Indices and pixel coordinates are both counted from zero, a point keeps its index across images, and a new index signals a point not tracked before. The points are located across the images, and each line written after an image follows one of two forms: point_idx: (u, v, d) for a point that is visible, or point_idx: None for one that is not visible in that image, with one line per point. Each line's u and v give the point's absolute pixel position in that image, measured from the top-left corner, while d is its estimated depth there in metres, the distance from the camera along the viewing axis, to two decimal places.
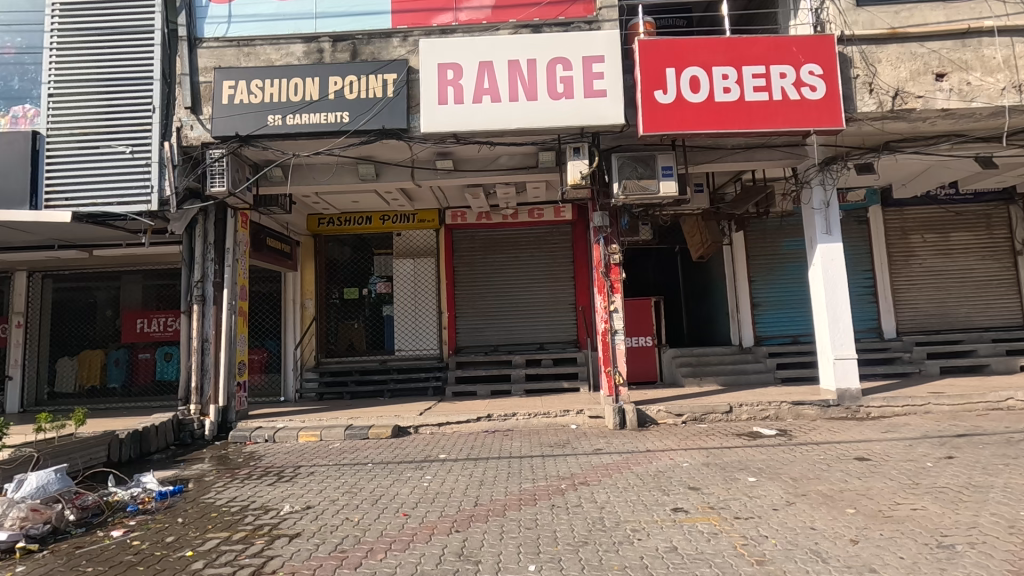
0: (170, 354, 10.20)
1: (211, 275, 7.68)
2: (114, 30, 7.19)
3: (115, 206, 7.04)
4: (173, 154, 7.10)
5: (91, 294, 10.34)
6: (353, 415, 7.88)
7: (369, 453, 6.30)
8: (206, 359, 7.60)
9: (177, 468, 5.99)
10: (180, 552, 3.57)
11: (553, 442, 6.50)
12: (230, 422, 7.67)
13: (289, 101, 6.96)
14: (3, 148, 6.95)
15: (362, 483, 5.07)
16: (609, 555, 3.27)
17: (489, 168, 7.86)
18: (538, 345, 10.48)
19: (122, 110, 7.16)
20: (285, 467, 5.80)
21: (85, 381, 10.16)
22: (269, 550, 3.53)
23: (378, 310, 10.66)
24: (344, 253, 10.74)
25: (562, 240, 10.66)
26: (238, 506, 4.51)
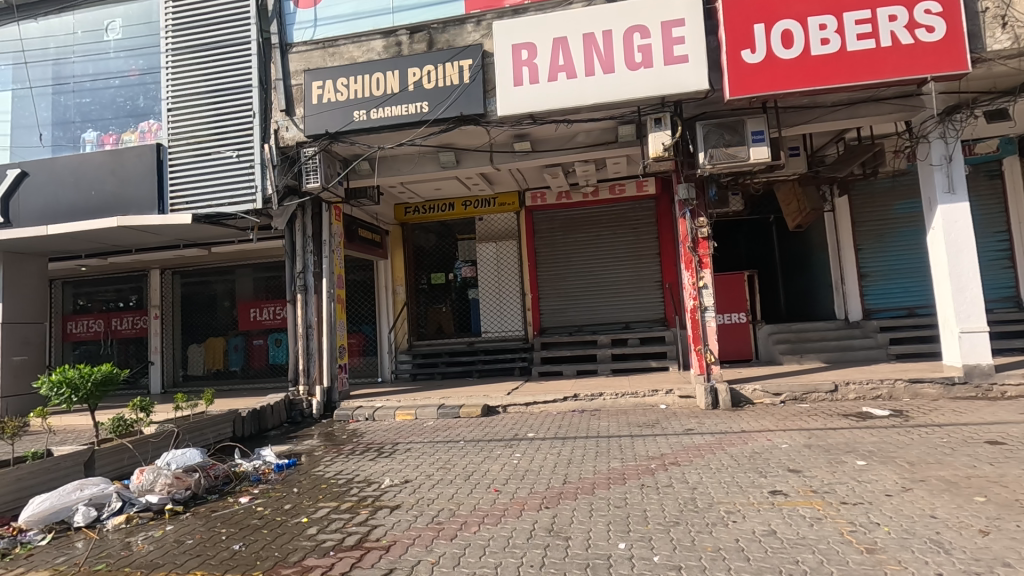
0: (279, 340, 11.15)
1: (311, 266, 8.27)
2: (217, 45, 7.83)
3: (226, 207, 7.73)
4: (273, 155, 7.66)
5: (211, 287, 11.50)
6: (444, 395, 8.22)
7: (461, 431, 6.54)
8: (311, 344, 8.23)
9: (291, 443, 6.57)
10: (297, 518, 3.94)
11: (642, 422, 6.40)
12: (334, 402, 8.23)
13: (373, 96, 7.25)
14: (135, 161, 7.88)
15: (455, 459, 5.30)
16: (702, 536, 3.19)
17: (567, 147, 7.75)
18: (624, 325, 10.32)
19: (227, 117, 7.80)
20: (384, 444, 6.19)
21: (211, 365, 11.42)
22: (373, 520, 3.81)
23: (464, 294, 10.97)
24: (430, 239, 11.10)
25: (644, 216, 10.35)
26: (344, 479, 4.89)
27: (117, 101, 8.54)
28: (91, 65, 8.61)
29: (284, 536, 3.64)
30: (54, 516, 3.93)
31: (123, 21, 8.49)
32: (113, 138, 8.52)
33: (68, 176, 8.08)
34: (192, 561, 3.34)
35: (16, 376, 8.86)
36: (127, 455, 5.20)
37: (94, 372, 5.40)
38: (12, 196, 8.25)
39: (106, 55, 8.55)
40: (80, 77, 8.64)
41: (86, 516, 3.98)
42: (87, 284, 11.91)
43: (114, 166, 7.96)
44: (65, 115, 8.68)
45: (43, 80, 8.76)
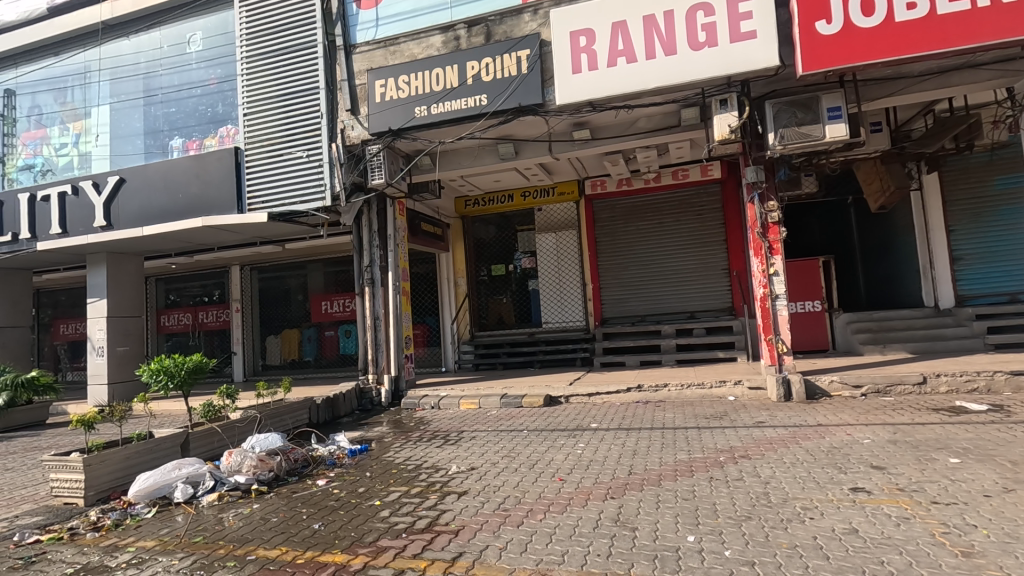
0: (349, 332, 11.64)
1: (377, 260, 8.57)
2: (287, 51, 8.22)
3: (298, 205, 8.11)
4: (340, 154, 7.96)
5: (285, 282, 12.15)
6: (506, 385, 8.33)
7: (524, 420, 6.61)
8: (379, 335, 8.56)
9: (363, 429, 6.88)
10: (371, 501, 4.13)
11: (709, 414, 6.22)
12: (402, 391, 8.51)
13: (433, 91, 7.39)
14: (216, 164, 8.43)
15: (519, 448, 5.36)
16: (777, 532, 3.08)
17: (627, 133, 7.59)
18: (689, 314, 10.04)
19: (297, 119, 8.18)
20: (450, 432, 6.35)
21: (288, 355, 12.10)
22: (442, 505, 3.93)
23: (524, 285, 11.03)
24: (489, 231, 11.21)
25: (709, 202, 10.00)
26: (413, 464, 5.07)
27: (199, 109, 9.15)
28: (176, 77, 9.24)
29: (359, 517, 3.82)
30: (158, 491, 4.33)
31: (203, 33, 9.06)
32: (197, 144, 9.15)
33: (158, 181, 8.76)
34: (279, 537, 3.58)
35: (121, 365, 9.74)
36: (217, 438, 5.62)
37: (186, 361, 5.85)
38: (112, 201, 9.05)
39: (188, 66, 9.16)
40: (166, 88, 9.31)
41: (184, 493, 4.33)
42: (177, 280, 12.90)
43: (198, 170, 8.55)
44: (155, 125, 9.39)
45: (136, 93, 9.51)
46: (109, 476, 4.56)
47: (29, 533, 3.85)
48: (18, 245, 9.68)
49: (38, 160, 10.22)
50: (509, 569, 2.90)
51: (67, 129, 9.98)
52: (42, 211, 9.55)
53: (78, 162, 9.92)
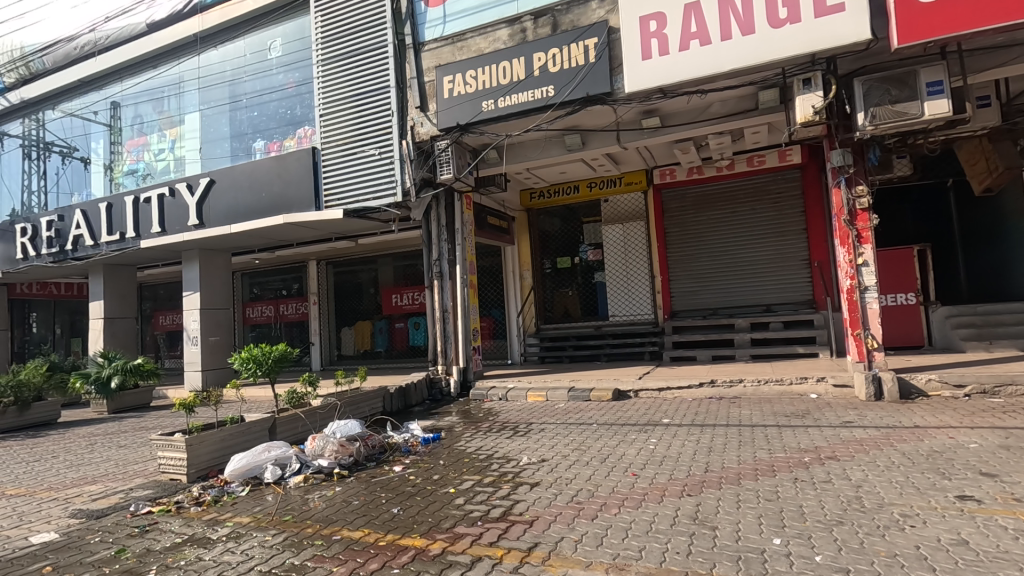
0: (418, 324, 11.97)
1: (446, 254, 8.73)
2: (359, 52, 8.51)
3: (370, 201, 8.40)
4: (410, 150, 8.16)
5: (358, 276, 12.65)
6: (574, 378, 8.29)
7: (593, 414, 6.56)
8: (447, 327, 8.76)
9: (434, 418, 7.07)
10: (446, 488, 4.24)
11: (790, 412, 5.91)
12: (470, 382, 8.66)
13: (500, 85, 7.43)
14: (296, 165, 8.89)
15: (589, 442, 5.32)
16: (873, 539, 2.89)
17: (700, 119, 7.30)
18: (765, 307, 9.58)
19: (369, 118, 8.45)
20: (518, 424, 6.39)
21: (360, 345, 12.62)
22: (515, 495, 3.97)
23: (590, 278, 10.91)
24: (554, 224, 11.17)
25: (788, 189, 9.48)
26: (484, 454, 5.15)
27: (279, 112, 9.66)
28: (258, 82, 9.80)
29: (435, 504, 3.93)
30: (250, 472, 4.63)
31: (283, 39, 9.56)
32: (277, 145, 9.66)
33: (244, 182, 9.33)
34: (361, 519, 3.75)
35: (213, 353, 10.51)
36: (301, 423, 5.95)
37: (272, 350, 6.21)
38: (204, 201, 9.74)
39: (270, 72, 9.69)
40: (250, 93, 9.89)
41: (273, 474, 4.61)
42: (260, 274, 13.73)
43: (280, 170, 9.06)
44: (240, 128, 10.00)
45: (223, 100, 10.17)
46: (207, 456, 4.94)
47: (143, 504, 4.24)
48: (125, 244, 10.61)
49: (140, 165, 11.14)
50: (586, 562, 2.88)
51: (165, 136, 10.81)
52: (145, 211, 10.43)
53: (174, 166, 10.74)
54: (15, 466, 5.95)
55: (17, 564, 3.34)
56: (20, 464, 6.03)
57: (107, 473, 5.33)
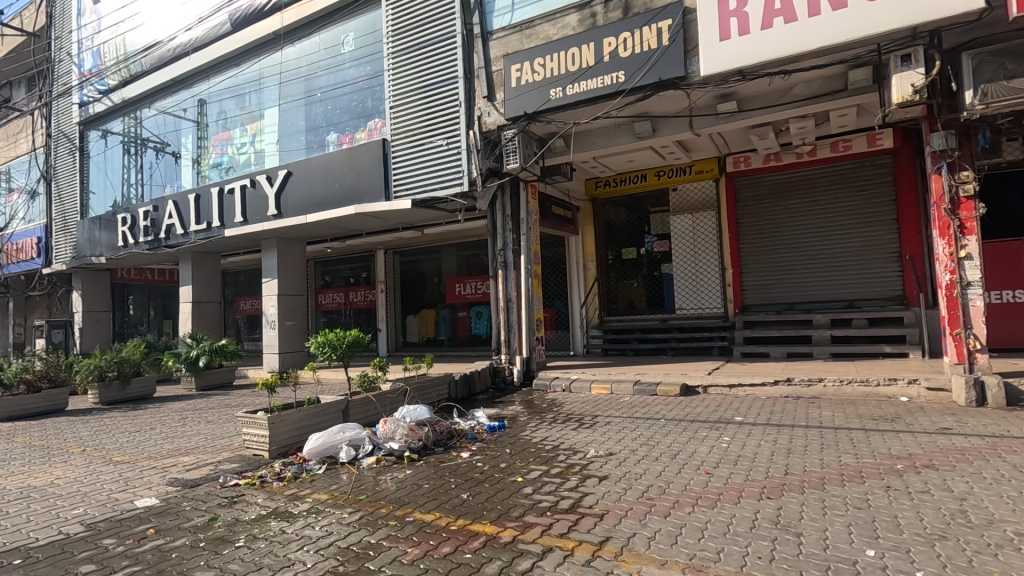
0: (481, 313, 12.11)
1: (510, 244, 8.73)
2: (428, 44, 8.62)
3: (438, 191, 8.51)
4: (477, 140, 8.20)
5: (422, 265, 12.92)
6: (640, 371, 8.11)
7: (660, 409, 6.39)
8: (511, 316, 8.78)
9: (498, 407, 7.13)
10: (513, 477, 4.25)
11: (878, 415, 5.51)
12: (533, 372, 8.67)
13: (568, 72, 7.31)
14: (368, 156, 9.16)
15: (658, 437, 5.18)
16: (984, 558, 2.64)
17: (781, 102, 6.89)
18: (847, 303, 8.98)
19: (437, 109, 8.55)
20: (583, 415, 6.33)
21: (425, 333, 12.92)
22: (584, 487, 3.92)
23: (657, 269, 10.62)
24: (619, 214, 10.94)
25: (876, 176, 8.82)
26: (550, 445, 5.14)
27: (352, 105, 9.95)
28: (332, 76, 10.14)
29: (504, 492, 3.95)
30: (326, 451, 4.84)
31: (355, 33, 9.83)
32: (349, 138, 9.98)
33: (319, 173, 9.72)
34: (432, 502, 3.83)
35: (288, 337, 11.07)
36: (372, 406, 6.15)
37: (346, 335, 6.44)
38: (282, 193, 10.23)
39: (343, 66, 9.99)
40: (324, 88, 10.25)
41: (348, 454, 4.81)
42: (332, 262, 14.31)
43: (352, 162, 9.37)
44: (315, 122, 10.39)
45: (299, 95, 10.59)
46: (287, 434, 5.20)
47: (230, 477, 4.53)
48: (211, 232, 11.33)
49: (224, 158, 11.80)
50: (661, 560, 2.80)
51: (246, 131, 11.41)
52: (229, 202, 11.08)
53: (254, 159, 11.31)
54: (120, 435, 6.52)
55: (125, 524, 3.64)
56: (124, 433, 6.60)
57: (198, 445, 5.74)
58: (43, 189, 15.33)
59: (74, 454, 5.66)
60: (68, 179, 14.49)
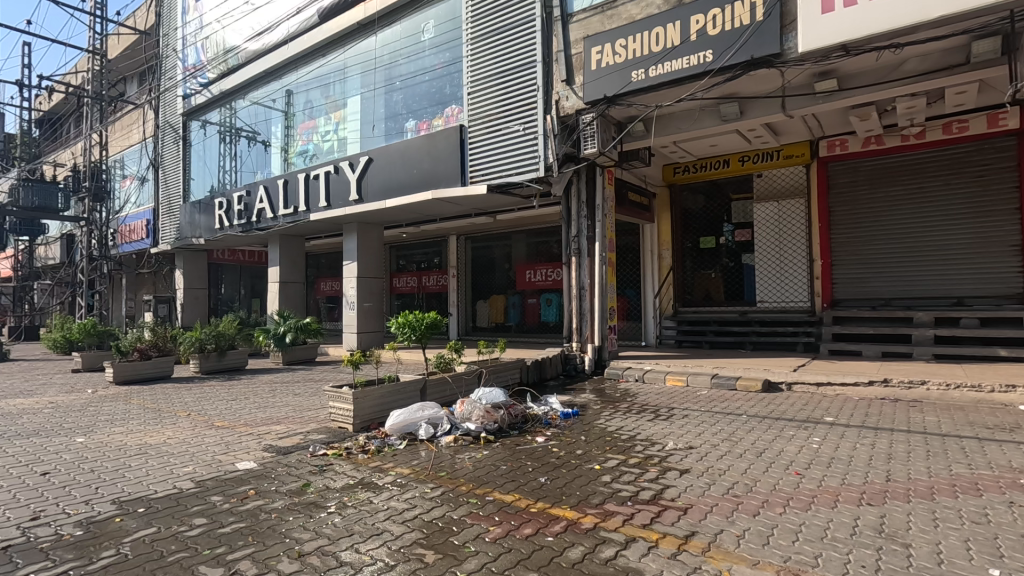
0: (551, 300, 12.07)
1: (584, 231, 8.61)
2: (507, 28, 8.60)
3: (514, 177, 8.51)
4: (554, 125, 8.11)
5: (494, 251, 13.02)
6: (718, 365, 7.80)
7: (742, 404, 6.12)
8: (584, 304, 8.69)
9: (570, 394, 7.10)
10: (590, 464, 4.21)
11: (994, 424, 4.99)
12: (605, 360, 8.56)
13: (652, 53, 7.06)
14: (446, 142, 9.31)
15: (741, 433, 4.97)
16: None
17: (889, 79, 6.32)
18: (955, 300, 8.19)
19: (515, 94, 8.52)
20: (659, 407, 6.19)
21: (494, 318, 13.06)
22: (664, 479, 3.83)
23: (737, 260, 10.14)
24: (698, 201, 10.51)
25: (995, 160, 7.95)
26: (627, 434, 5.05)
27: (430, 92, 10.10)
28: (412, 64, 10.34)
29: (582, 478, 3.93)
30: (406, 427, 5.01)
31: (435, 21, 9.96)
32: (427, 125, 10.14)
33: (398, 160, 10.01)
34: (510, 483, 3.86)
35: (366, 318, 11.54)
36: (448, 387, 6.30)
37: (425, 317, 6.61)
38: (363, 178, 10.62)
39: (422, 54, 10.16)
40: (404, 75, 10.48)
41: (427, 432, 4.95)
42: (407, 247, 14.75)
43: (430, 148, 9.56)
44: (395, 109, 10.65)
45: (380, 83, 10.88)
46: (370, 409, 5.43)
47: (319, 447, 4.78)
48: (298, 216, 11.94)
49: (310, 146, 12.33)
50: (752, 560, 2.68)
51: (330, 119, 11.88)
52: (314, 187, 11.63)
53: (337, 146, 11.76)
54: (220, 402, 7.07)
55: (229, 484, 3.94)
56: (223, 401, 7.15)
57: (289, 415, 6.11)
58: (152, 175, 16.75)
59: (182, 418, 6.19)
60: (173, 166, 15.73)
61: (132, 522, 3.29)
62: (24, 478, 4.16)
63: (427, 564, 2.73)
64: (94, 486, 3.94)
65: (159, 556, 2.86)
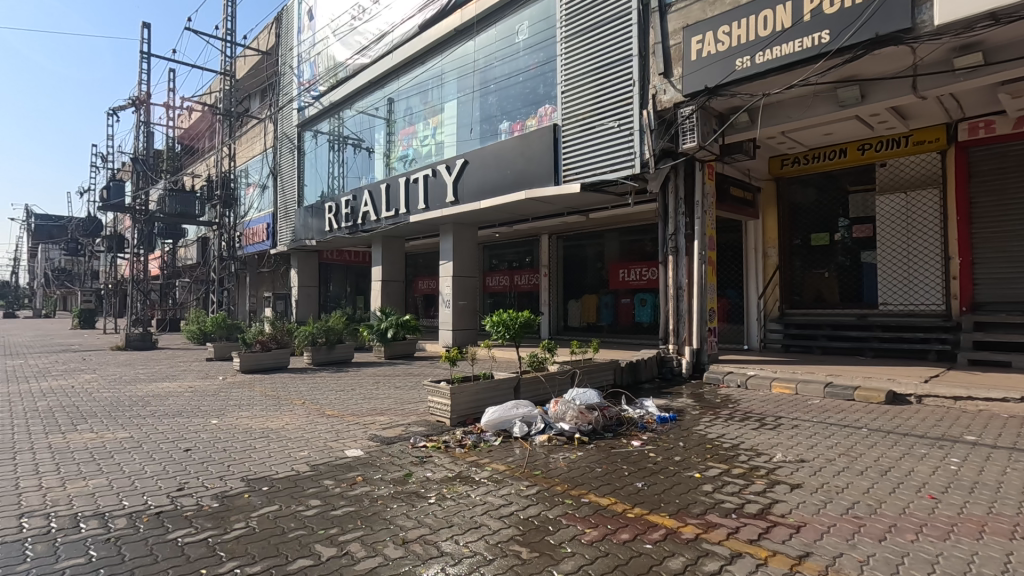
0: (645, 300, 11.74)
1: (682, 228, 8.27)
2: (602, 24, 8.48)
3: (608, 174, 8.37)
4: (651, 120, 7.86)
5: (585, 250, 12.90)
6: (832, 372, 7.16)
7: (862, 417, 5.57)
8: (681, 305, 8.35)
9: (667, 398, 6.86)
10: (690, 472, 4.04)
11: None
12: (703, 364, 8.17)
13: (759, 38, 6.63)
14: (540, 142, 9.36)
15: (861, 448, 4.52)
16: None
17: None
18: None
19: (610, 90, 8.37)
20: (765, 415, 5.80)
21: (586, 318, 12.94)
22: (773, 493, 3.58)
23: (854, 258, 9.29)
24: (809, 195, 9.75)
25: None
26: (729, 443, 4.78)
27: (524, 93, 10.18)
28: (506, 66, 10.50)
29: (682, 486, 3.78)
30: (501, 424, 5.09)
31: (530, 22, 10.05)
32: (520, 125, 10.24)
33: (493, 161, 10.22)
34: (605, 486, 3.80)
35: (461, 315, 11.89)
36: (542, 386, 6.32)
37: (519, 316, 6.66)
38: (459, 180, 10.96)
39: (517, 56, 10.28)
40: (499, 78, 10.67)
41: (521, 430, 5.01)
42: (499, 247, 15.02)
43: (524, 149, 9.66)
44: (490, 112, 10.86)
45: (476, 87, 11.15)
46: (466, 405, 5.59)
47: (420, 439, 4.99)
48: (398, 218, 12.56)
49: (409, 151, 12.88)
50: None
51: (428, 124, 12.35)
52: (414, 190, 12.19)
53: (434, 150, 12.17)
54: (330, 393, 7.61)
55: (339, 469, 4.23)
56: (332, 391, 7.69)
57: (391, 407, 6.44)
58: (271, 183, 18.38)
59: (297, 405, 6.74)
60: (289, 173, 17.16)
61: (257, 499, 3.63)
62: (170, 453, 4.73)
63: (524, 560, 2.75)
64: (226, 464, 4.40)
65: (281, 532, 3.13)
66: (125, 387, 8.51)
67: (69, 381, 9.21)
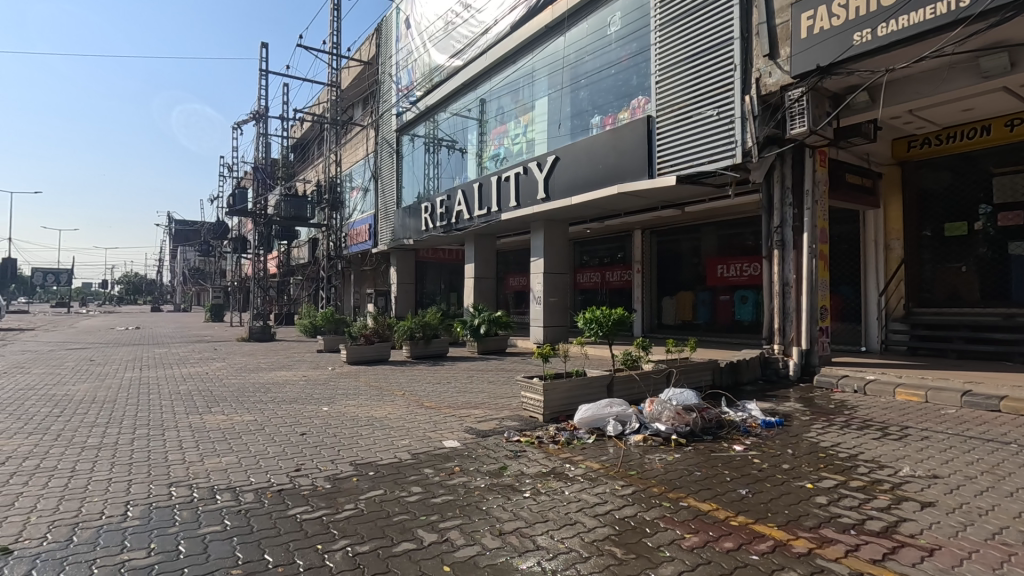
0: (747, 297, 11.08)
1: (789, 220, 7.70)
2: (700, 8, 8.10)
3: (706, 166, 7.98)
4: (754, 106, 7.37)
5: (680, 245, 12.43)
6: (972, 379, 6.33)
7: (1009, 431, 4.88)
8: (788, 302, 7.80)
9: (772, 401, 6.43)
10: (801, 482, 3.76)
11: None
12: (814, 366, 7.56)
13: (880, 8, 6.00)
14: (633, 135, 9.13)
15: (1010, 467, 3.96)
16: None
17: None
18: None
19: (709, 76, 7.96)
20: (887, 424, 5.26)
21: (682, 315, 12.47)
22: (899, 511, 3.24)
23: (999, 250, 8.15)
24: (942, 180, 8.72)
25: None
26: (846, 453, 4.39)
27: (616, 86, 9.96)
28: (598, 60, 10.34)
29: (791, 496, 3.52)
30: (595, 422, 5.03)
31: (621, 13, 9.82)
32: (612, 119, 10.05)
33: (585, 156, 10.12)
34: (704, 491, 3.63)
35: (552, 312, 11.90)
36: (636, 385, 6.17)
37: (612, 313, 6.53)
38: (550, 176, 10.97)
39: (609, 48, 10.09)
40: (590, 72, 10.54)
41: (615, 429, 4.92)
42: (590, 243, 14.88)
43: (617, 143, 9.46)
44: (581, 107, 10.75)
45: (566, 82, 11.08)
46: (559, 401, 5.59)
47: (513, 433, 5.07)
48: (491, 216, 12.80)
49: (501, 150, 13.08)
50: None
51: (519, 122, 12.46)
52: (505, 188, 12.37)
53: (525, 147, 12.27)
54: (427, 385, 7.94)
55: (437, 459, 4.40)
56: (429, 384, 8.02)
57: (485, 401, 6.60)
58: (373, 185, 19.47)
59: (398, 396, 7.10)
60: (389, 176, 18.09)
61: (365, 483, 3.88)
62: (289, 436, 5.19)
63: (621, 560, 2.71)
64: (336, 448, 4.74)
65: (387, 515, 3.32)
66: (250, 374, 9.44)
67: (205, 368, 10.38)
